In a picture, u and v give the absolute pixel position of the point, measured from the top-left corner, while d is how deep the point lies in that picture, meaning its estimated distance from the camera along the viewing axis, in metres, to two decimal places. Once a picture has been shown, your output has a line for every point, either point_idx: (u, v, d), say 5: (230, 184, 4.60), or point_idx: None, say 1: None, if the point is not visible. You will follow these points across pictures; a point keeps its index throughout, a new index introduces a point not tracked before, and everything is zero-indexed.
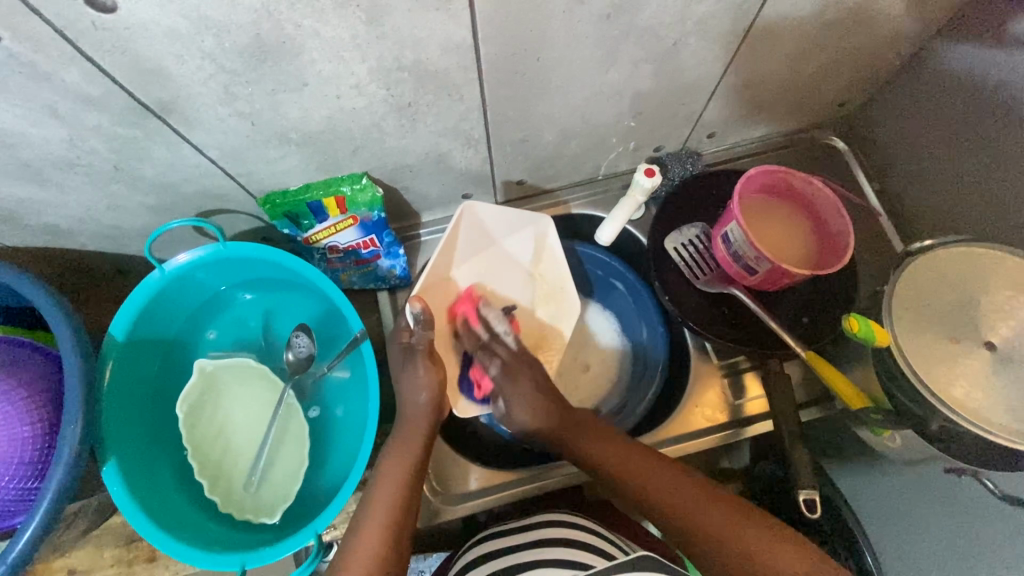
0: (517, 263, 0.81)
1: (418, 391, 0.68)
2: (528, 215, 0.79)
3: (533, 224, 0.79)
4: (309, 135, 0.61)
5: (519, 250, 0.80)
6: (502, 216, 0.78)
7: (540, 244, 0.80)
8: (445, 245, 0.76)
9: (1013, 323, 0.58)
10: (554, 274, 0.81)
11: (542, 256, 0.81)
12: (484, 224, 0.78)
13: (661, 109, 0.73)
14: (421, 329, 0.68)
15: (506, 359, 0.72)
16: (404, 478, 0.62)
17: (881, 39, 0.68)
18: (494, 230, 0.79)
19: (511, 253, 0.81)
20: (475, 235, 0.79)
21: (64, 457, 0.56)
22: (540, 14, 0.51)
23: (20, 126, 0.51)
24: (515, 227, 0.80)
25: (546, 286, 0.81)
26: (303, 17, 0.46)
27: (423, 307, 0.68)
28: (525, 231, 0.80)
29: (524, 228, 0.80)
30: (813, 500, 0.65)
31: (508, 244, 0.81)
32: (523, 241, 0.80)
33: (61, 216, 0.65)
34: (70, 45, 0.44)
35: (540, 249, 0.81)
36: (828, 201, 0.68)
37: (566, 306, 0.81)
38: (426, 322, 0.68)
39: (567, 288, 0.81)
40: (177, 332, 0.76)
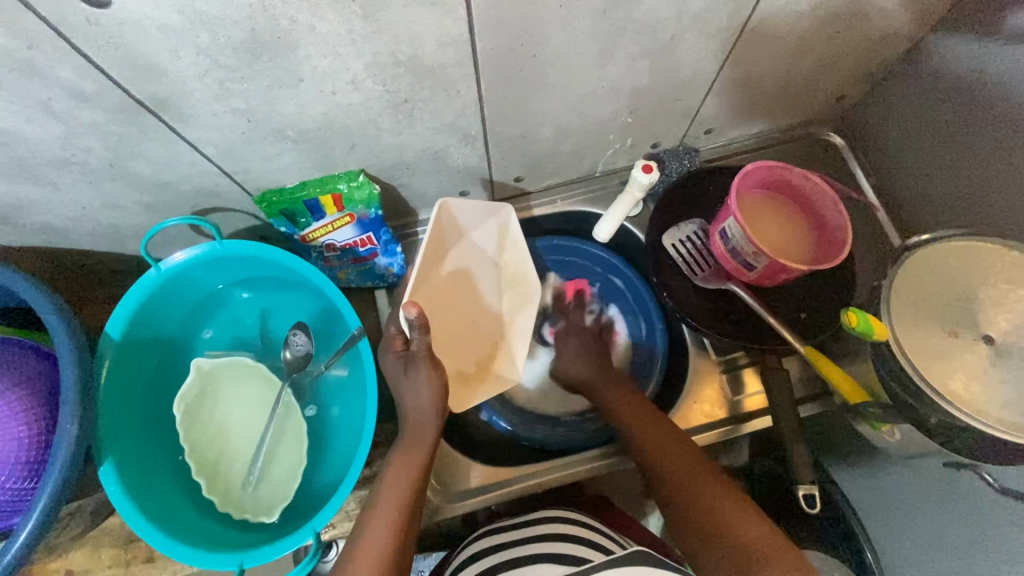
0: (484, 254, 0.81)
1: (420, 394, 0.65)
2: (491, 206, 0.79)
3: (496, 214, 0.80)
4: (305, 132, 0.61)
5: (485, 241, 0.81)
6: (470, 210, 0.78)
7: (503, 232, 0.81)
8: (429, 245, 0.75)
9: (1011, 317, 0.58)
10: (518, 262, 0.82)
11: (506, 245, 0.82)
12: (457, 219, 0.78)
13: (658, 105, 0.73)
14: (416, 335, 0.64)
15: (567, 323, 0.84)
16: (412, 481, 0.62)
17: (878, 34, 0.68)
18: (464, 224, 0.79)
19: (478, 245, 0.81)
20: (450, 230, 0.78)
21: (60, 457, 0.56)
22: (536, 8, 0.51)
23: (14, 123, 0.51)
24: (480, 218, 0.80)
25: (508, 274, 0.82)
26: (299, 12, 0.45)
27: (419, 313, 0.63)
28: (489, 222, 0.80)
29: (488, 220, 0.80)
30: (812, 496, 0.65)
31: (475, 236, 0.81)
32: (488, 232, 0.81)
33: (57, 214, 0.65)
34: (64, 41, 0.44)
35: (504, 239, 0.81)
36: (825, 196, 0.68)
37: (528, 291, 0.82)
38: (421, 327, 0.63)
39: (529, 273, 0.81)
40: (174, 331, 0.75)
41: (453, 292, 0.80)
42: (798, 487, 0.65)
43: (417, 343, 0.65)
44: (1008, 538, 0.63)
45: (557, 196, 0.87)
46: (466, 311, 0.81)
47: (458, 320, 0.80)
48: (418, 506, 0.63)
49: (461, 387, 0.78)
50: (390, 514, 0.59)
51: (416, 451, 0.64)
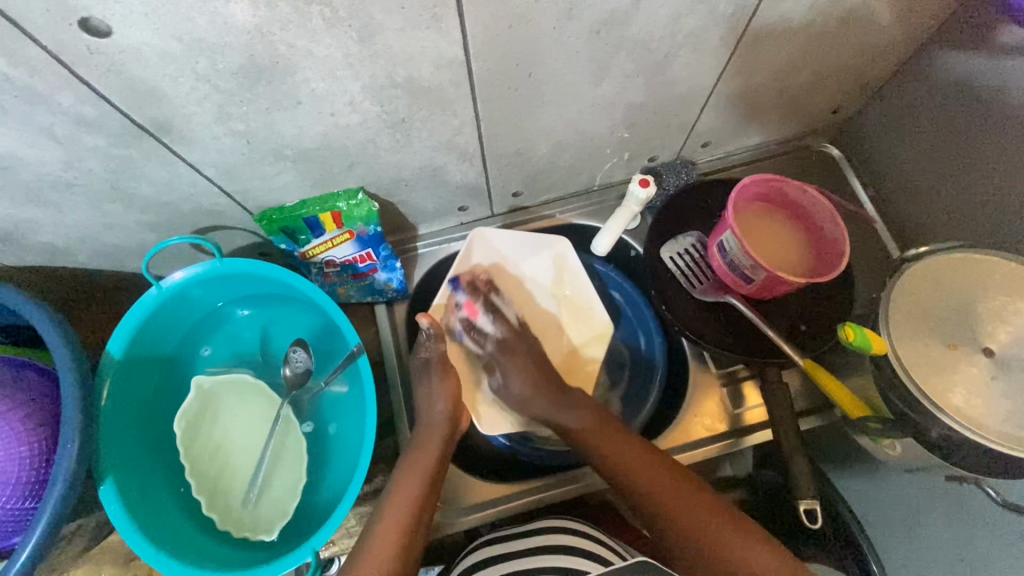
0: (539, 285, 0.82)
1: (433, 403, 0.71)
2: (543, 238, 0.83)
3: (550, 247, 0.82)
4: (304, 152, 0.61)
5: (539, 273, 0.82)
6: (515, 241, 0.82)
7: (560, 264, 0.83)
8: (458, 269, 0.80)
9: (1010, 329, 0.58)
10: (577, 293, 0.83)
11: (563, 278, 0.83)
12: (501, 250, 0.82)
13: (655, 120, 0.73)
14: (432, 343, 0.73)
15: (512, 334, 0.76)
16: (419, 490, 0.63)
17: (872, 48, 0.69)
18: (510, 253, 0.82)
19: (531, 277, 0.83)
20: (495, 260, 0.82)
21: (61, 478, 0.56)
22: (530, 30, 0.52)
23: (17, 148, 0.52)
24: (532, 250, 0.82)
25: (572, 306, 0.83)
26: (296, 37, 0.46)
27: (430, 322, 0.72)
28: (543, 253, 0.83)
29: (541, 252, 0.83)
30: (813, 510, 0.65)
31: (527, 267, 0.83)
32: (544, 264, 0.83)
33: (60, 235, 0.66)
34: (66, 69, 0.45)
35: (563, 271, 0.83)
36: (823, 209, 0.68)
37: (592, 325, 0.82)
38: (436, 336, 0.73)
39: (593, 305, 0.82)
40: (174, 349, 0.76)
41: None
42: (799, 502, 0.65)
43: (432, 349, 0.73)
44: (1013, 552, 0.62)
45: (553, 210, 0.88)
46: None
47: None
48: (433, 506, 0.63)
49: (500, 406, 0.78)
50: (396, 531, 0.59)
51: (423, 462, 0.66)
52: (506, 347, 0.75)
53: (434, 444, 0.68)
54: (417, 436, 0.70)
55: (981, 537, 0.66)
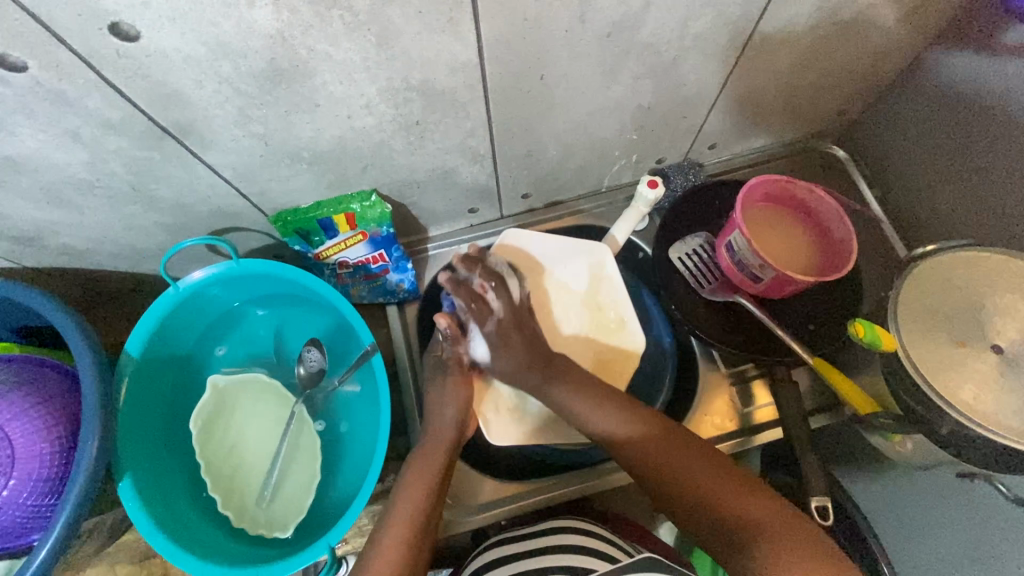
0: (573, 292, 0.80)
1: (444, 406, 0.71)
2: (584, 246, 0.81)
3: (589, 253, 0.81)
4: (320, 154, 0.62)
5: (574, 279, 0.81)
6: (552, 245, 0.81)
7: (595, 273, 0.81)
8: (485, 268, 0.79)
9: (1020, 326, 0.58)
10: (611, 305, 0.80)
11: (598, 286, 0.81)
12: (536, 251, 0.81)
13: (663, 122, 0.74)
14: (448, 343, 0.73)
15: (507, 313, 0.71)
16: (426, 496, 0.62)
17: (878, 49, 0.70)
18: (545, 256, 0.81)
19: (565, 284, 0.81)
20: (530, 262, 0.81)
21: (81, 476, 0.57)
22: (542, 34, 0.53)
23: (43, 150, 0.53)
24: (569, 255, 0.81)
25: (609, 314, 0.80)
26: (316, 41, 0.47)
27: (448, 321, 0.71)
28: (579, 260, 0.81)
29: (578, 258, 0.81)
30: (825, 507, 0.64)
31: (564, 272, 0.81)
32: (578, 270, 0.81)
33: (80, 236, 0.67)
34: (94, 72, 0.46)
35: (597, 279, 0.81)
36: (830, 209, 0.69)
37: (625, 338, 0.79)
38: (451, 336, 0.72)
39: (627, 319, 0.80)
40: (190, 349, 0.77)
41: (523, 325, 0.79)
42: (810, 499, 0.65)
43: (448, 351, 0.73)
44: None
45: (587, 205, 0.88)
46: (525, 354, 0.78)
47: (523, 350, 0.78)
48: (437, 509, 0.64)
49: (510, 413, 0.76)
50: (409, 530, 0.59)
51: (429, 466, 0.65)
52: (501, 333, 0.70)
53: (440, 447, 0.68)
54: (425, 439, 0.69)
55: None
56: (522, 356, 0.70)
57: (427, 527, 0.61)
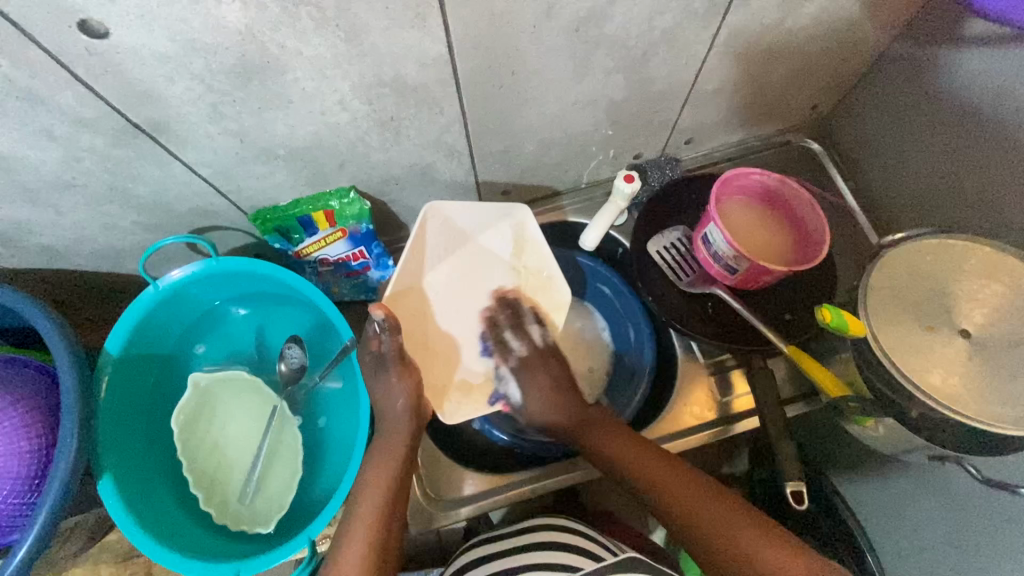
0: (498, 257, 0.79)
1: (393, 399, 0.66)
2: (501, 207, 0.78)
3: (510, 216, 0.79)
4: (296, 151, 0.63)
5: (498, 245, 0.79)
6: (469, 211, 0.77)
7: (520, 236, 0.79)
8: (414, 249, 0.75)
9: (986, 310, 0.59)
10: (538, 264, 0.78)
11: (523, 249, 0.79)
12: (455, 221, 0.77)
13: (637, 116, 0.75)
14: (387, 336, 0.66)
15: (524, 353, 0.74)
16: (388, 495, 0.62)
17: (844, 44, 0.71)
18: (465, 224, 0.77)
19: (490, 249, 0.79)
20: (451, 232, 0.77)
21: (61, 473, 0.57)
22: (510, 29, 0.54)
23: (17, 148, 0.53)
24: (490, 220, 0.78)
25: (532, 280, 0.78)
26: (286, 38, 0.48)
27: (386, 314, 0.65)
28: (503, 223, 0.79)
29: (501, 221, 0.79)
30: (801, 491, 0.65)
31: (485, 240, 0.79)
32: (501, 236, 0.79)
33: (58, 236, 0.67)
34: (64, 70, 0.47)
35: (523, 239, 0.79)
36: (804, 201, 0.70)
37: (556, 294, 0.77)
38: (391, 328, 0.66)
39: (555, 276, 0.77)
40: (170, 348, 0.77)
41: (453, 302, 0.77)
42: (785, 485, 0.66)
43: (387, 344, 0.66)
44: (1007, 533, 0.63)
45: (572, 199, 0.89)
46: (459, 323, 0.76)
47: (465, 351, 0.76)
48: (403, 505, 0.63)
49: (460, 397, 0.74)
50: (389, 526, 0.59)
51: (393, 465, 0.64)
52: (529, 370, 0.73)
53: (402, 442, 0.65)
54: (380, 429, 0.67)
55: (975, 517, 0.67)
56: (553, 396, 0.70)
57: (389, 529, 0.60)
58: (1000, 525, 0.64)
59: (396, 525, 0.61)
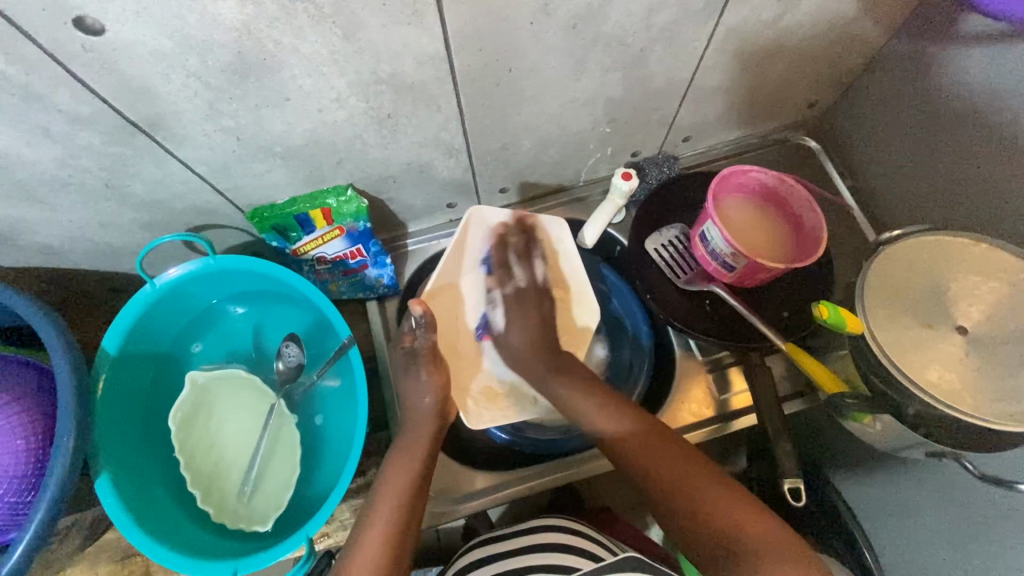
0: (533, 267, 0.81)
1: (421, 395, 0.69)
2: (541, 219, 0.80)
3: (548, 227, 0.80)
4: (293, 149, 0.63)
5: (534, 257, 0.80)
6: (510, 220, 0.80)
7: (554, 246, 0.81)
8: (455, 251, 0.79)
9: (982, 307, 0.59)
10: (569, 276, 0.81)
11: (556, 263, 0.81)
12: (495, 228, 0.79)
13: (635, 114, 0.75)
14: (421, 331, 0.69)
15: (522, 283, 0.77)
16: (405, 488, 0.61)
17: (841, 41, 0.71)
18: (505, 233, 0.80)
19: (524, 258, 0.81)
20: (489, 239, 0.79)
21: (58, 471, 0.57)
22: (507, 26, 0.54)
23: (13, 146, 0.53)
24: (528, 232, 0.80)
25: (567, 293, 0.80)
26: (282, 34, 0.48)
27: (423, 311, 0.68)
28: (540, 234, 0.80)
29: (538, 232, 0.80)
30: (798, 488, 0.66)
31: (525, 251, 0.80)
32: (537, 245, 0.81)
33: (55, 235, 0.67)
34: (60, 67, 0.47)
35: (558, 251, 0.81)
36: (801, 198, 0.70)
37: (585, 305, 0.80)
38: (427, 325, 0.68)
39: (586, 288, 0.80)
40: (168, 347, 0.77)
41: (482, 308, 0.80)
42: (784, 481, 0.66)
43: (421, 339, 0.69)
44: (1006, 529, 0.63)
45: (568, 198, 0.89)
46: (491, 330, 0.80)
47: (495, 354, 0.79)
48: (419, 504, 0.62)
49: (484, 400, 0.77)
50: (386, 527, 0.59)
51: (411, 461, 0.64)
52: (520, 298, 0.76)
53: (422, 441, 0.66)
54: (404, 428, 0.68)
55: (974, 515, 0.67)
56: (533, 332, 0.74)
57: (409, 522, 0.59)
58: (999, 521, 0.64)
59: (413, 525, 0.60)
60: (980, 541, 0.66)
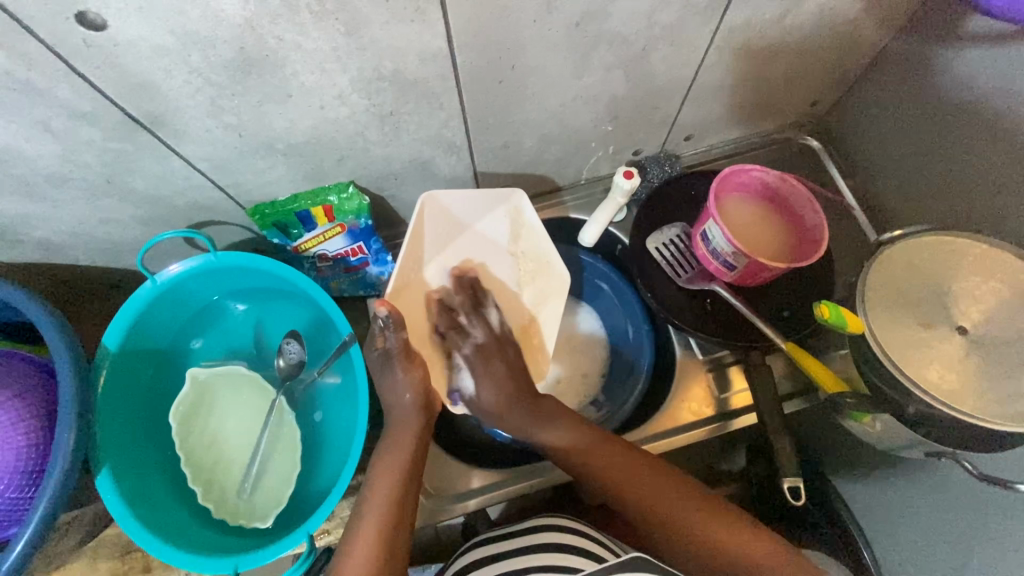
0: (496, 245, 0.78)
1: (401, 392, 0.66)
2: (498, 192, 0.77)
3: (506, 201, 0.77)
4: (295, 145, 0.63)
5: (495, 231, 0.78)
6: (464, 199, 0.75)
7: (516, 220, 0.78)
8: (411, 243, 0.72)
9: (982, 308, 0.59)
10: (537, 250, 0.78)
11: (520, 234, 0.78)
12: (449, 209, 0.75)
13: (637, 113, 0.75)
14: (392, 331, 0.65)
15: (481, 340, 0.72)
16: (398, 491, 0.61)
17: (844, 40, 0.71)
18: (461, 215, 0.76)
19: (486, 237, 0.78)
20: (445, 221, 0.75)
21: (59, 468, 0.57)
22: (510, 24, 0.54)
23: (14, 142, 0.53)
24: (485, 209, 0.77)
25: (530, 264, 0.78)
26: (285, 31, 0.48)
27: (389, 309, 0.64)
28: (500, 209, 0.77)
29: (497, 209, 0.77)
30: (797, 487, 0.66)
31: (483, 227, 0.78)
32: (497, 222, 0.78)
33: (55, 230, 0.67)
34: (63, 62, 0.46)
35: (518, 225, 0.78)
36: (803, 197, 0.70)
37: (552, 278, 0.78)
38: (395, 323, 0.65)
39: (552, 260, 0.78)
40: (169, 344, 0.77)
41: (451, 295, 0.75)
42: (784, 480, 0.66)
43: (392, 339, 0.65)
44: (1005, 530, 0.63)
45: (568, 197, 0.89)
46: None
47: None
48: (411, 507, 0.61)
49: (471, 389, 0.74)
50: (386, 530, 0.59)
51: (399, 467, 0.62)
52: (483, 356, 0.70)
53: (407, 444, 0.64)
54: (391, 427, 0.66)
55: (974, 515, 0.67)
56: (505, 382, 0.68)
57: (404, 518, 0.60)
58: (998, 522, 0.64)
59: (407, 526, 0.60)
60: (979, 541, 0.66)
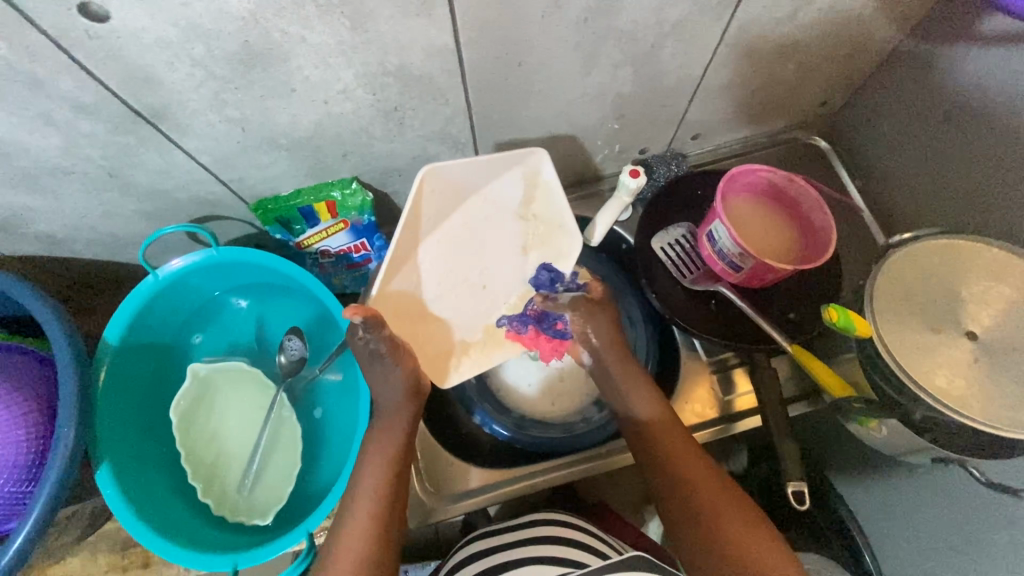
0: (507, 208, 0.74)
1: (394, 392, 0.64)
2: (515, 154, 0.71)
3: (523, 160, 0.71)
4: (298, 140, 0.62)
5: (505, 194, 0.73)
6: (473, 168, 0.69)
7: (531, 181, 0.73)
8: (408, 221, 0.68)
9: (993, 313, 0.58)
10: (549, 212, 0.75)
11: (533, 197, 0.74)
12: (454, 180, 0.69)
13: (644, 111, 0.75)
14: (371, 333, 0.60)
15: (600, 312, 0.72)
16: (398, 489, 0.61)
17: (856, 40, 0.70)
18: (467, 181, 0.70)
19: (496, 201, 0.74)
20: (449, 192, 0.70)
21: (58, 463, 0.56)
22: (517, 19, 0.53)
23: (16, 134, 0.53)
24: (496, 173, 0.71)
25: (541, 227, 0.76)
26: (289, 24, 0.47)
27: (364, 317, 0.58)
28: (514, 169, 0.72)
29: (512, 169, 0.72)
30: (802, 492, 0.65)
31: (490, 191, 0.73)
32: (511, 183, 0.73)
33: (57, 223, 0.67)
34: (65, 53, 0.46)
35: (533, 185, 0.73)
36: (810, 198, 0.69)
37: (564, 242, 0.75)
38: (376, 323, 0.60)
39: (564, 223, 0.75)
40: (171, 338, 0.77)
41: (446, 264, 0.73)
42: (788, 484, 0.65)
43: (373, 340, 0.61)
44: (1009, 537, 0.63)
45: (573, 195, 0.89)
46: (455, 288, 0.74)
47: (467, 311, 0.75)
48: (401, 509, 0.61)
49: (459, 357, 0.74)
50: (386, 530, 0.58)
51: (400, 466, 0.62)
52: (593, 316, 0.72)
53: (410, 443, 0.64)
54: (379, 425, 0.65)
55: (979, 522, 0.66)
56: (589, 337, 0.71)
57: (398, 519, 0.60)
58: (1003, 529, 0.63)
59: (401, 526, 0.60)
60: (984, 548, 0.65)
